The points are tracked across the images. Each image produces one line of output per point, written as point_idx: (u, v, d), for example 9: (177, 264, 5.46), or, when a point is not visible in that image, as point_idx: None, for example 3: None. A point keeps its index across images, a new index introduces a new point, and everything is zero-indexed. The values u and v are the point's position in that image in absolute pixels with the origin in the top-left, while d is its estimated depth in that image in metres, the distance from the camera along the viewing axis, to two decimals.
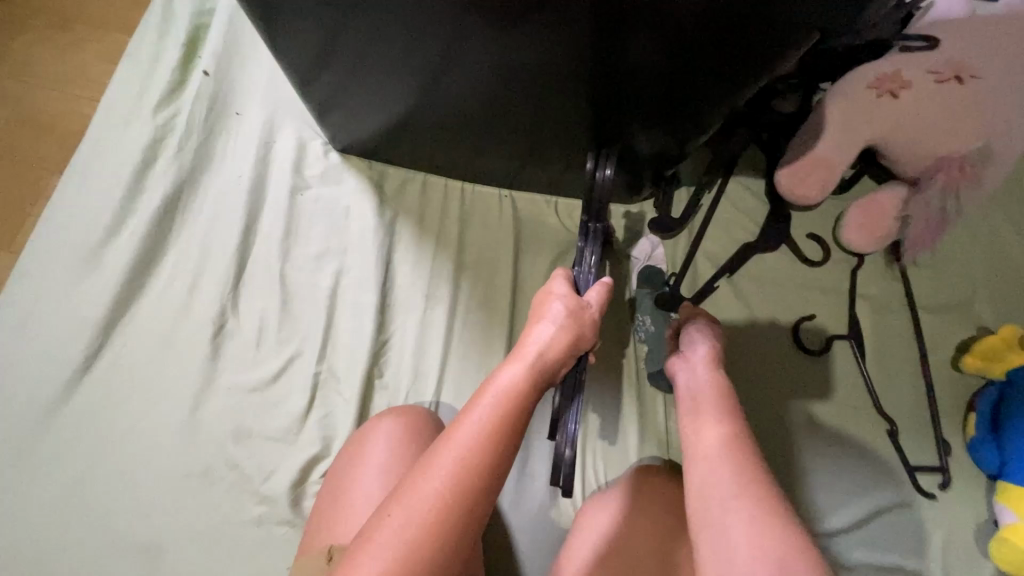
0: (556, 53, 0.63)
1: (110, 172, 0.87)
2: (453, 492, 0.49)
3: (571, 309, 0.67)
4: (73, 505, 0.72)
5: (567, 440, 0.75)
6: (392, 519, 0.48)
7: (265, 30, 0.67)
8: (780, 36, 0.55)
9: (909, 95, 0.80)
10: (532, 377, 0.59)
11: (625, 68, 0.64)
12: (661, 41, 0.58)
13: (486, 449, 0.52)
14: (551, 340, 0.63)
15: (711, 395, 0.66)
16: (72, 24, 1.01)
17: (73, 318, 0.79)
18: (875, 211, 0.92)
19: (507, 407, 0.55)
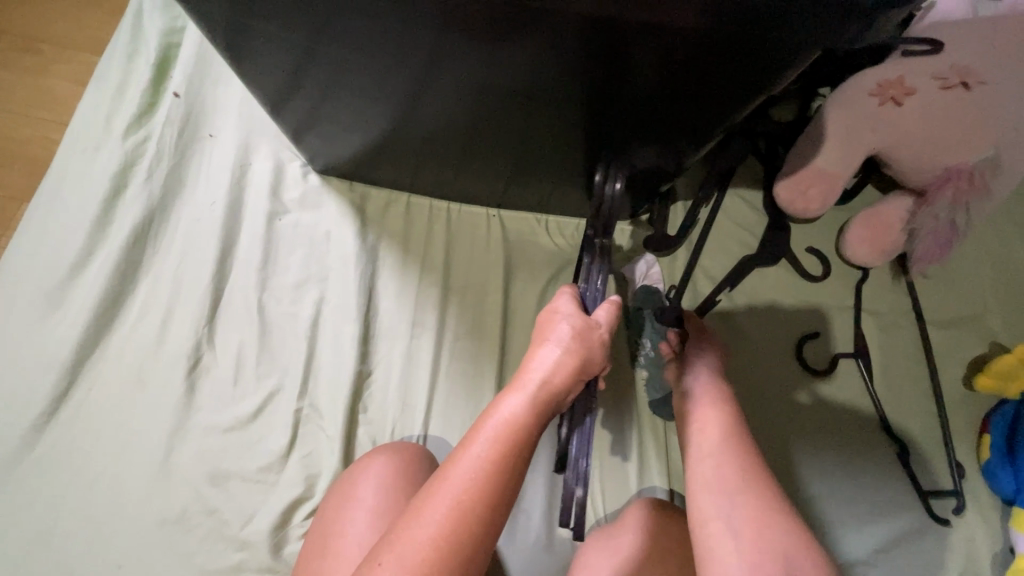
0: (542, 76, 0.60)
1: (78, 202, 0.83)
2: (448, 538, 0.46)
3: (578, 330, 0.61)
4: (37, 559, 0.67)
5: (578, 476, 0.64)
6: (385, 566, 0.45)
7: (231, 56, 0.64)
8: (781, 55, 0.51)
9: (913, 102, 0.77)
10: (534, 408, 0.54)
11: (618, 89, 0.61)
12: (658, 58, 0.54)
13: (484, 489, 0.49)
14: (556, 367, 0.57)
15: (711, 395, 0.67)
16: (39, 47, 0.97)
17: (40, 356, 0.75)
18: (880, 223, 0.88)
19: (508, 441, 0.52)
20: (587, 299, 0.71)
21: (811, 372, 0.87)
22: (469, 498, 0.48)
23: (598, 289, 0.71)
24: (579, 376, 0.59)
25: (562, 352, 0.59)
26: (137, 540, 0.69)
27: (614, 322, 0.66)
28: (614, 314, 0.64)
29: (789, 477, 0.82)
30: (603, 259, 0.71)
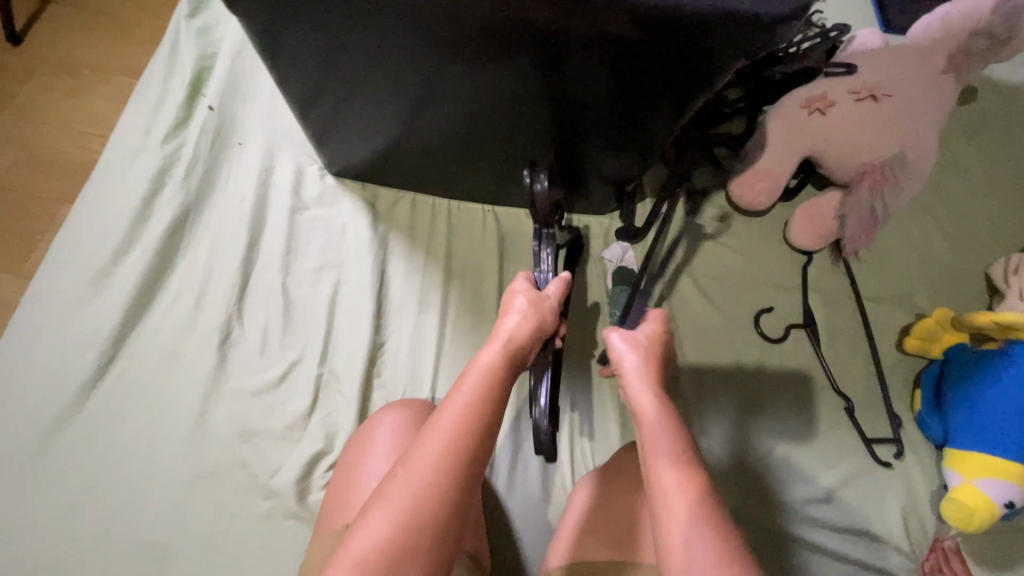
0: (525, 76, 0.74)
1: (119, 200, 0.93)
2: (446, 454, 0.54)
3: (533, 302, 0.69)
4: (87, 508, 0.76)
5: (543, 413, 0.77)
6: (400, 481, 0.54)
7: (270, 59, 0.76)
8: (709, 62, 0.66)
9: (835, 112, 0.95)
10: (506, 359, 0.62)
11: (585, 90, 0.76)
12: (613, 64, 0.69)
13: (474, 417, 0.57)
14: (518, 328, 0.65)
15: (657, 438, 0.57)
16: (81, 71, 1.09)
17: (85, 334, 0.85)
18: (817, 214, 1.03)
19: (489, 380, 0.59)
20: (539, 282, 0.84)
21: (768, 340, 0.99)
22: (459, 426, 0.56)
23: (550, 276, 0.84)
24: (539, 335, 0.68)
25: (524, 315, 0.67)
26: (175, 492, 0.78)
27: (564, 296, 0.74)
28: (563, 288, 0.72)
29: (755, 432, 0.93)
30: (547, 241, 0.85)
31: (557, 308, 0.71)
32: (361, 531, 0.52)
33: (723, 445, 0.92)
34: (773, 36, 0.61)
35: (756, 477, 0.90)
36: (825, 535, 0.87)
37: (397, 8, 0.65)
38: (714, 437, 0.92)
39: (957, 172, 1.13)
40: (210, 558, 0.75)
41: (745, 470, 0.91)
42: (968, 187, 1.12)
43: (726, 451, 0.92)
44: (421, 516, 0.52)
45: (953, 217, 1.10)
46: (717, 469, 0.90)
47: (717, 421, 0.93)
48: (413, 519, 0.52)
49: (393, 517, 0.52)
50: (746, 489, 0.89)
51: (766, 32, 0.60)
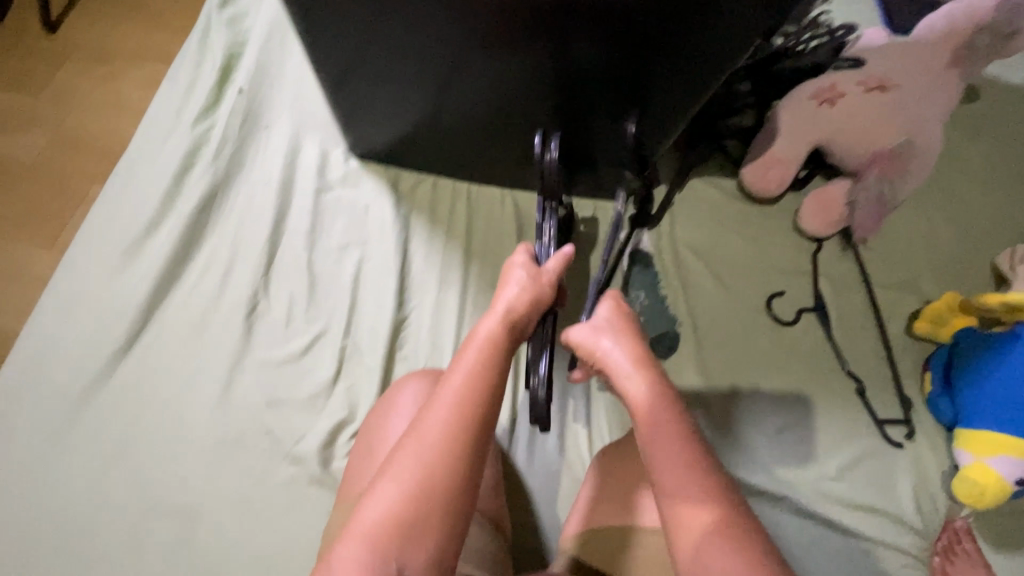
0: (551, 57, 0.78)
1: (151, 178, 0.96)
2: (455, 423, 0.53)
3: (530, 276, 0.66)
4: (118, 470, 0.79)
5: (540, 381, 0.76)
6: (406, 452, 0.52)
7: (305, 33, 0.78)
8: (729, 37, 0.71)
9: (844, 103, 0.97)
10: (505, 330, 0.60)
11: (609, 74, 0.79)
12: (639, 44, 0.73)
13: (479, 387, 0.55)
14: (517, 300, 0.63)
15: (648, 411, 0.58)
16: (113, 58, 1.13)
17: (116, 304, 0.87)
18: (827, 200, 1.05)
19: (491, 350, 0.58)
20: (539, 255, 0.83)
21: (780, 323, 1.01)
22: (465, 395, 0.54)
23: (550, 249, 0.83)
24: (537, 307, 0.66)
25: (521, 287, 0.65)
26: (202, 457, 0.80)
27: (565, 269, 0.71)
28: (562, 261, 0.69)
29: (768, 411, 0.95)
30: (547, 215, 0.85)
31: (555, 282, 0.68)
32: (373, 500, 0.50)
33: (738, 424, 0.93)
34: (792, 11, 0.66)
35: (770, 455, 0.91)
36: (838, 512, 0.88)
37: None
38: (729, 415, 0.94)
39: (962, 165, 1.16)
40: (235, 521, 0.77)
41: (760, 449, 0.92)
42: (973, 180, 1.15)
43: (740, 429, 0.93)
44: (431, 485, 0.50)
45: (959, 208, 1.12)
46: (731, 446, 0.91)
47: (730, 401, 0.95)
48: (421, 490, 0.50)
49: (404, 486, 0.50)
50: (760, 466, 0.90)
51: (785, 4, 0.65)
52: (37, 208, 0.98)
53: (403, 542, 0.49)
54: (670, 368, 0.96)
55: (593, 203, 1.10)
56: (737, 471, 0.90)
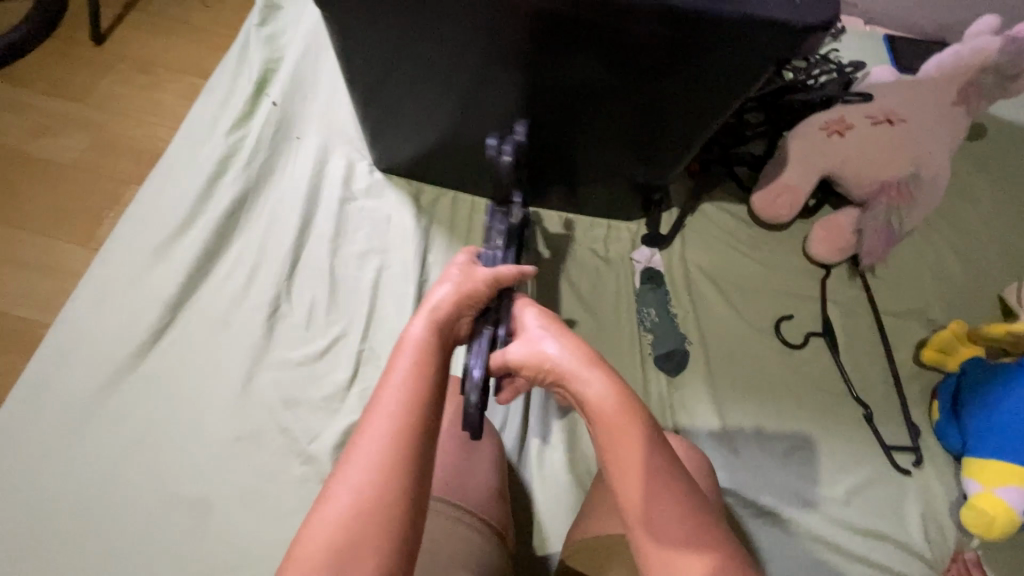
0: (568, 73, 0.81)
1: (184, 181, 1.01)
2: (402, 424, 0.51)
3: (462, 274, 0.67)
4: (136, 460, 0.81)
5: (473, 385, 0.66)
6: (347, 472, 0.49)
7: (342, 47, 0.82)
8: (744, 65, 0.74)
9: (853, 134, 1.02)
10: (434, 330, 0.60)
11: (624, 94, 0.83)
12: (655, 67, 0.77)
13: (416, 393, 0.53)
14: (445, 298, 0.64)
15: (604, 410, 0.57)
16: (154, 69, 1.19)
17: (144, 299, 0.90)
18: (835, 228, 1.07)
19: (421, 354, 0.57)
20: (484, 260, 0.79)
21: (789, 346, 1.02)
22: (408, 396, 0.53)
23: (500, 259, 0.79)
24: (471, 305, 0.66)
25: (456, 286, 0.65)
26: (217, 452, 0.82)
27: (514, 279, 0.71)
28: (510, 269, 0.69)
29: (776, 432, 0.95)
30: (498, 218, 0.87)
31: (495, 283, 0.68)
32: (324, 514, 0.48)
33: (747, 443, 0.93)
34: (804, 40, 0.69)
35: (778, 476, 0.91)
36: (845, 536, 0.88)
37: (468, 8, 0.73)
38: (736, 435, 0.94)
39: (969, 199, 1.19)
40: (248, 515, 0.78)
41: (768, 469, 0.92)
42: (980, 213, 1.18)
43: (749, 449, 0.93)
44: (370, 503, 0.48)
45: (966, 241, 1.15)
46: (739, 466, 0.92)
47: (738, 420, 0.95)
48: (362, 509, 0.47)
49: (356, 495, 0.48)
50: (768, 487, 0.90)
51: (799, 37, 0.69)
52: (74, 206, 1.03)
53: (356, 554, 0.46)
54: (679, 385, 0.97)
55: (607, 222, 1.11)
56: (745, 490, 0.90)
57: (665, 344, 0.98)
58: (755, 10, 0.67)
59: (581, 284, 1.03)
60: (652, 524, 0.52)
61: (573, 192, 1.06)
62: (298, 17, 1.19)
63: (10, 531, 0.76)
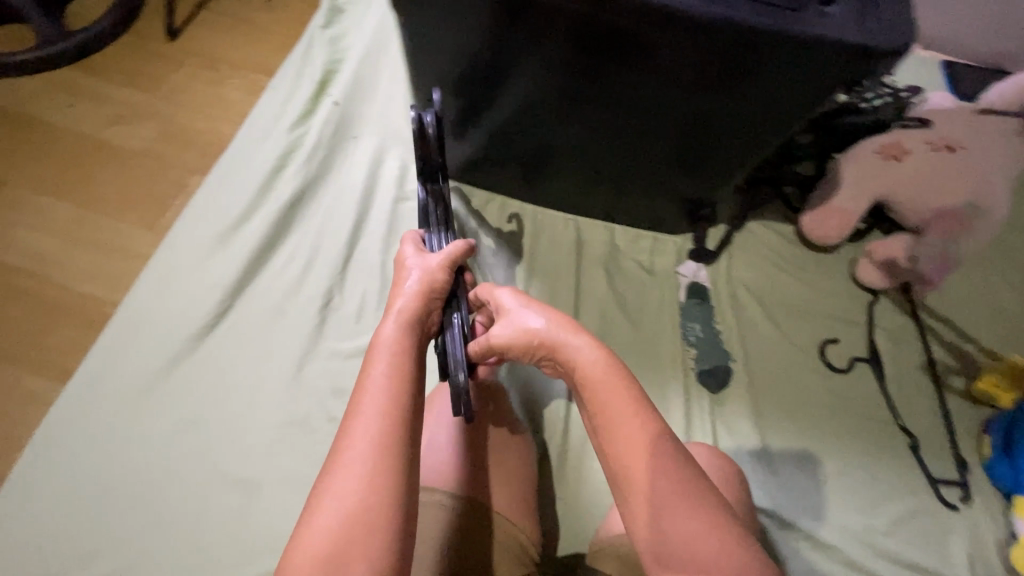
0: (618, 88, 0.82)
1: (246, 173, 1.05)
2: (386, 431, 0.54)
3: (421, 270, 0.72)
4: (191, 439, 0.84)
5: (458, 365, 0.71)
6: (337, 477, 0.52)
7: (412, 48, 0.85)
8: (810, 87, 0.75)
9: (910, 160, 1.00)
10: (404, 328, 0.64)
11: (671, 111, 0.84)
12: (705, 86, 0.78)
13: (398, 394, 0.57)
14: (411, 296, 0.68)
15: (592, 373, 0.63)
16: (220, 65, 1.24)
17: (204, 285, 0.94)
18: (886, 253, 1.05)
19: (396, 355, 0.61)
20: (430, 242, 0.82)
21: (834, 370, 1.01)
22: (389, 400, 0.56)
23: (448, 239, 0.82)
24: (436, 296, 0.71)
25: (418, 277, 0.70)
26: (268, 436, 0.85)
27: (465, 257, 0.76)
28: (459, 249, 0.73)
29: (817, 456, 0.94)
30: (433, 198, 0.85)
31: (451, 269, 0.73)
32: (315, 523, 0.50)
33: (788, 465, 0.92)
34: (879, 65, 0.70)
35: (818, 501, 0.90)
36: (888, 569, 0.86)
37: (538, 18, 0.74)
38: (777, 455, 0.93)
39: None
40: (295, 500, 0.81)
41: (809, 494, 0.90)
42: None
43: (790, 472, 0.92)
44: (364, 505, 0.50)
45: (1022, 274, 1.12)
46: (780, 488, 0.90)
47: (780, 442, 0.94)
48: (354, 512, 0.50)
49: (347, 501, 0.50)
50: (809, 512, 0.89)
51: (874, 60, 0.69)
52: (141, 192, 1.08)
53: (352, 551, 0.49)
54: (719, 402, 0.96)
55: (652, 235, 1.12)
56: (786, 513, 0.88)
57: (709, 360, 0.98)
58: (829, 34, 0.68)
59: (624, 295, 1.04)
60: (640, 481, 0.57)
61: (620, 203, 1.07)
62: (360, 21, 1.24)
63: (71, 498, 0.79)
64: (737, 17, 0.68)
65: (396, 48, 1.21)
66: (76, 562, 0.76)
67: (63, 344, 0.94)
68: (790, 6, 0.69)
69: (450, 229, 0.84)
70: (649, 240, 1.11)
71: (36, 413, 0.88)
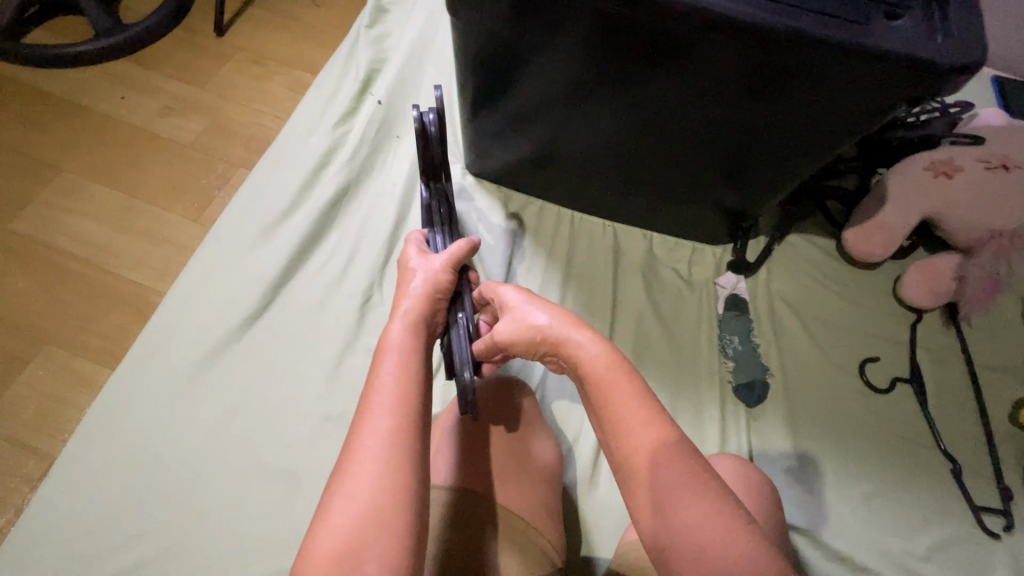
0: (659, 95, 0.81)
1: (291, 169, 1.06)
2: (396, 429, 0.55)
3: (426, 271, 0.73)
4: (232, 429, 0.86)
5: (464, 365, 0.74)
6: (353, 476, 0.52)
7: (462, 50, 0.86)
8: (862, 99, 0.74)
9: (962, 177, 0.98)
10: (411, 328, 0.65)
11: (710, 120, 0.83)
12: (748, 95, 0.77)
13: (408, 392, 0.58)
14: (417, 296, 0.69)
15: (599, 370, 0.63)
16: (267, 61, 1.26)
17: (247, 278, 0.96)
18: (933, 272, 1.02)
19: (405, 354, 0.62)
20: (432, 242, 0.83)
21: (874, 389, 0.99)
22: (399, 398, 0.57)
23: (450, 239, 0.84)
24: (441, 296, 0.72)
25: (423, 279, 0.72)
26: (307, 429, 0.87)
27: (468, 257, 0.77)
28: (461, 248, 0.75)
29: (855, 476, 0.92)
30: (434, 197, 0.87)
31: (454, 270, 0.74)
32: (331, 520, 0.50)
33: (824, 484, 0.91)
34: (941, 82, 0.68)
35: (854, 522, 0.89)
36: None
37: (585, 22, 0.73)
38: (813, 473, 0.92)
39: None
40: None
41: (844, 515, 0.89)
42: None
43: (825, 490, 0.91)
44: (382, 504, 0.51)
45: None
46: (814, 506, 0.89)
47: (816, 459, 0.93)
48: (371, 512, 0.50)
49: (359, 500, 0.51)
50: (844, 533, 0.88)
51: (936, 77, 0.68)
52: (188, 183, 1.10)
53: (366, 548, 0.49)
54: (755, 416, 0.95)
55: (691, 245, 1.11)
56: (821, 532, 0.87)
57: (747, 374, 0.97)
58: (890, 47, 0.66)
59: (660, 304, 1.04)
60: (652, 482, 0.56)
61: (658, 211, 1.07)
62: (405, 21, 1.25)
63: (118, 480, 0.82)
64: (806, 28, 0.66)
65: (440, 49, 1.21)
66: (120, 544, 0.78)
67: (111, 329, 0.96)
68: (857, 18, 0.68)
69: (453, 228, 0.86)
70: (686, 250, 1.10)
71: (85, 396, 0.91)
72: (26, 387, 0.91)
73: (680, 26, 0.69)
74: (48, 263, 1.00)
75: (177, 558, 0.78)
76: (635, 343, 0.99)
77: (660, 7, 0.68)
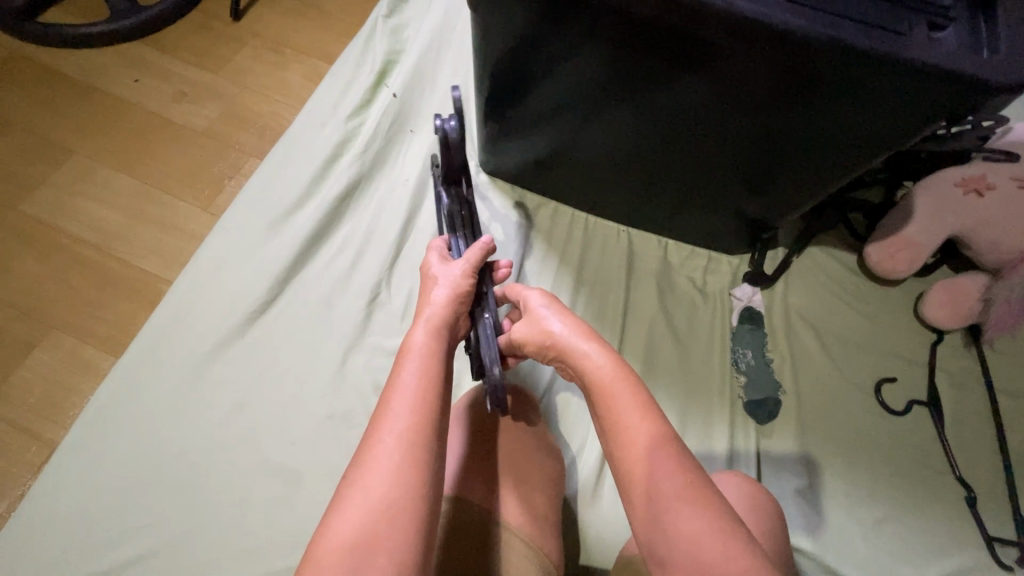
0: (683, 99, 0.79)
1: (304, 159, 1.05)
2: (414, 431, 0.53)
3: (449, 274, 0.71)
4: (235, 424, 0.85)
5: (493, 360, 0.70)
6: (369, 471, 0.51)
7: (481, 46, 0.83)
8: (899, 112, 0.70)
9: (994, 195, 0.94)
10: (434, 332, 0.64)
11: (736, 126, 0.80)
12: (776, 103, 0.74)
13: (429, 394, 0.56)
14: (443, 301, 0.68)
15: (607, 381, 0.61)
16: (283, 49, 1.24)
17: (256, 269, 0.95)
18: (957, 292, 0.99)
19: (427, 355, 0.60)
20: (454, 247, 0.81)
21: (889, 410, 0.96)
22: (420, 400, 0.55)
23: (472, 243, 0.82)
24: (463, 303, 0.70)
25: (447, 286, 0.70)
26: (310, 427, 0.86)
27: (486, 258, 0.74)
28: (480, 250, 0.72)
29: (864, 498, 0.90)
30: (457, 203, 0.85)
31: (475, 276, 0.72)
32: (343, 513, 0.49)
33: (833, 506, 0.89)
34: (986, 96, 0.65)
35: (863, 546, 0.86)
36: None
37: (608, 22, 0.71)
38: (823, 494, 0.90)
39: None
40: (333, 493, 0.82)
41: (853, 539, 0.87)
42: None
43: (835, 512, 0.88)
44: (396, 502, 0.49)
45: None
46: (823, 529, 0.87)
47: (827, 480, 0.91)
48: (384, 509, 0.49)
49: (375, 494, 0.50)
50: (853, 558, 0.85)
51: (980, 92, 0.64)
52: (199, 172, 1.09)
53: (375, 545, 0.48)
54: (765, 433, 0.93)
55: (708, 253, 1.09)
56: (829, 555, 0.85)
57: (760, 390, 0.95)
58: (934, 60, 0.63)
59: (672, 313, 1.02)
60: (651, 493, 0.54)
61: (676, 218, 1.04)
62: (424, 12, 1.22)
63: (121, 470, 0.82)
64: (844, 38, 0.63)
65: (459, 43, 1.19)
66: (121, 535, 0.78)
67: (118, 317, 0.96)
68: (902, 28, 0.65)
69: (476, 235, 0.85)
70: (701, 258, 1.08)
71: (89, 384, 0.91)
72: (32, 372, 0.91)
73: (708, 30, 0.66)
74: (58, 248, 1.00)
75: (179, 553, 0.77)
76: (645, 354, 0.97)
77: (692, 11, 0.65)
